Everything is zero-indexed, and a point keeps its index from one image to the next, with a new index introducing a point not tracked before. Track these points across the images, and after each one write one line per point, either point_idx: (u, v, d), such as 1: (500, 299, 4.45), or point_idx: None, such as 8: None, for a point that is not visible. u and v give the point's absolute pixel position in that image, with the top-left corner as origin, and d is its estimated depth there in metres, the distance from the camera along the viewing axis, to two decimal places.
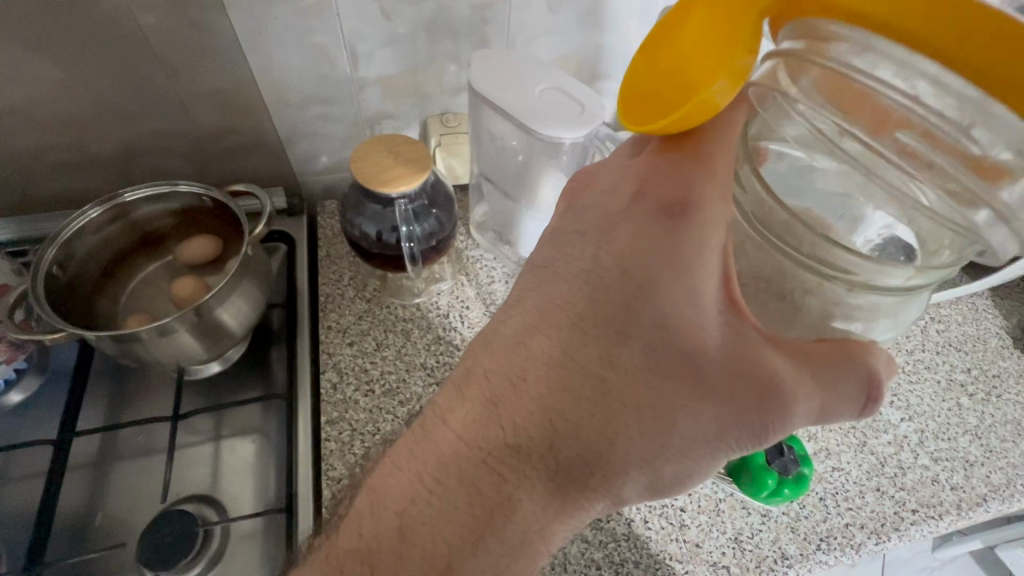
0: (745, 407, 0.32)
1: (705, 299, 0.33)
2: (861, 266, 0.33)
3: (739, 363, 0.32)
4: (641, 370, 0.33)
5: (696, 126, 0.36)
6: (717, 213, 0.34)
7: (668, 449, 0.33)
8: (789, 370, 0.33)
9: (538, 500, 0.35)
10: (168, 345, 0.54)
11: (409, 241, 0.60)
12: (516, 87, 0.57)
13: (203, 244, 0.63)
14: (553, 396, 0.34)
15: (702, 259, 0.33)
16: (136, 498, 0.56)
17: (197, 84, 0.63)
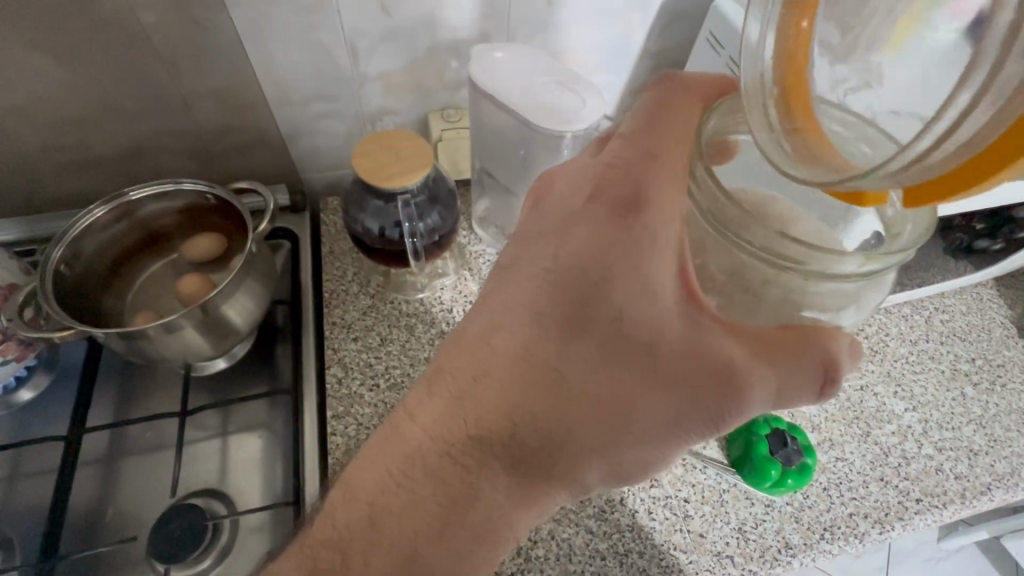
0: (702, 396, 0.33)
1: (662, 290, 0.33)
2: (814, 257, 0.30)
3: (700, 353, 0.33)
4: (610, 364, 0.33)
5: (663, 123, 0.36)
6: (671, 212, 0.33)
7: (623, 437, 0.33)
8: (745, 356, 0.33)
9: (501, 489, 0.35)
10: (174, 342, 0.55)
11: (411, 237, 0.60)
12: (517, 83, 0.57)
13: (208, 240, 0.63)
14: (514, 393, 0.34)
15: (662, 248, 0.33)
16: (147, 492, 0.57)
17: (199, 82, 0.63)
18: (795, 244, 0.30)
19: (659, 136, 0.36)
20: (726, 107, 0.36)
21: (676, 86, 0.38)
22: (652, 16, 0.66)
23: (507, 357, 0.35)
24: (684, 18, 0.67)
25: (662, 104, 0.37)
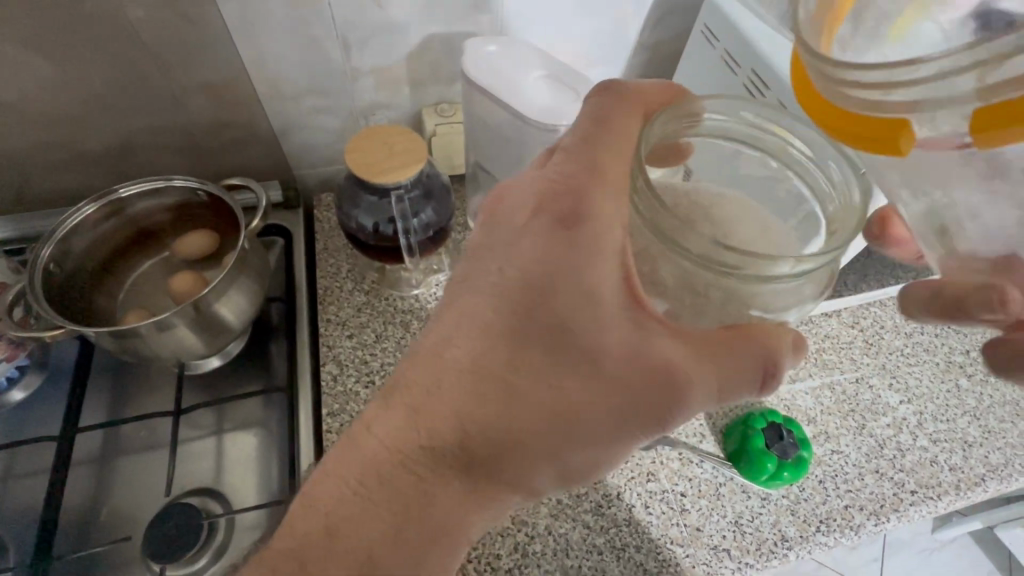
0: (642, 398, 0.32)
1: (605, 297, 0.32)
2: (747, 261, 0.30)
3: (640, 361, 0.32)
4: (565, 370, 0.32)
5: (604, 138, 0.34)
6: (610, 222, 0.32)
7: (563, 443, 0.33)
8: (688, 360, 0.33)
9: (455, 492, 0.35)
10: (166, 340, 0.54)
11: (406, 233, 0.60)
12: (511, 78, 0.57)
13: (199, 237, 0.62)
14: (463, 404, 0.33)
15: (604, 254, 0.32)
16: (141, 491, 0.57)
17: (190, 78, 0.62)
18: (731, 252, 0.30)
19: (612, 135, 0.34)
20: (670, 113, 0.35)
21: (614, 95, 0.36)
22: (647, 8, 0.65)
23: (464, 362, 0.33)
24: (678, 12, 0.66)
25: (601, 115, 0.35)
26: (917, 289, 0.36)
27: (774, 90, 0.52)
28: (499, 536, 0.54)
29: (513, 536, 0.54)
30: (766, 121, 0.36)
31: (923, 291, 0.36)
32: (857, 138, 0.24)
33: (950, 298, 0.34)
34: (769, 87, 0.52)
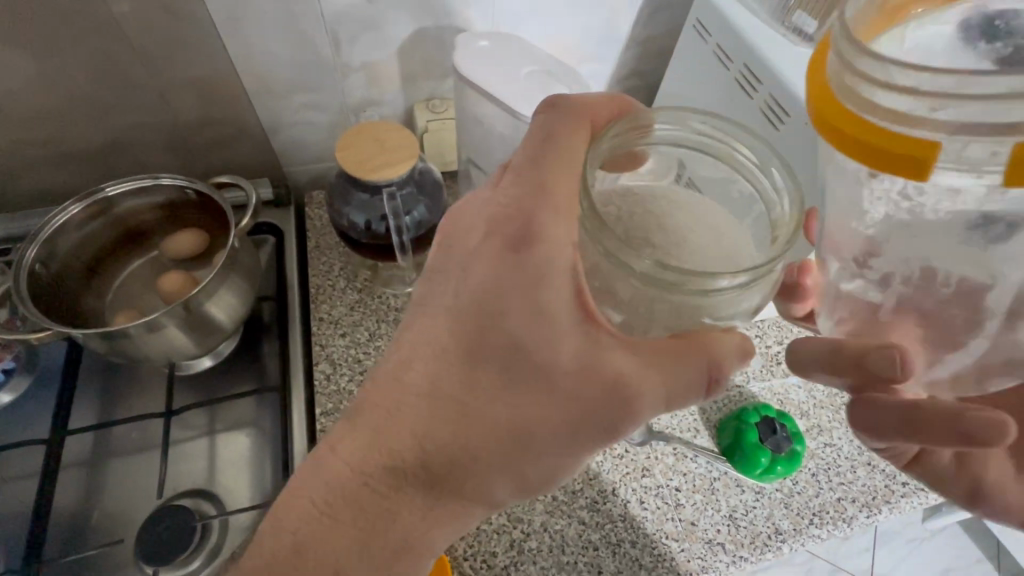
0: (597, 413, 0.32)
1: (557, 313, 0.31)
2: (688, 279, 0.28)
3: (590, 376, 0.32)
4: (524, 389, 0.32)
5: (550, 157, 0.33)
6: (558, 242, 0.32)
7: (524, 457, 0.33)
8: (651, 376, 0.32)
9: (418, 508, 0.35)
10: (156, 341, 0.53)
11: (399, 232, 0.59)
12: (503, 74, 0.56)
13: (188, 237, 0.61)
14: (420, 422, 0.33)
15: (553, 274, 0.31)
16: (134, 493, 0.56)
17: (176, 74, 0.61)
18: (671, 270, 0.28)
19: (559, 157, 0.34)
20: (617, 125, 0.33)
21: (560, 112, 0.35)
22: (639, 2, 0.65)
23: (429, 386, 0.33)
24: (670, 6, 0.66)
25: (546, 134, 0.34)
26: (815, 346, 0.35)
27: (766, 82, 0.52)
28: (494, 534, 0.54)
29: (509, 533, 0.54)
30: (715, 128, 0.35)
31: (823, 350, 0.35)
32: (876, 163, 0.23)
33: (846, 357, 0.33)
34: (761, 81, 0.53)
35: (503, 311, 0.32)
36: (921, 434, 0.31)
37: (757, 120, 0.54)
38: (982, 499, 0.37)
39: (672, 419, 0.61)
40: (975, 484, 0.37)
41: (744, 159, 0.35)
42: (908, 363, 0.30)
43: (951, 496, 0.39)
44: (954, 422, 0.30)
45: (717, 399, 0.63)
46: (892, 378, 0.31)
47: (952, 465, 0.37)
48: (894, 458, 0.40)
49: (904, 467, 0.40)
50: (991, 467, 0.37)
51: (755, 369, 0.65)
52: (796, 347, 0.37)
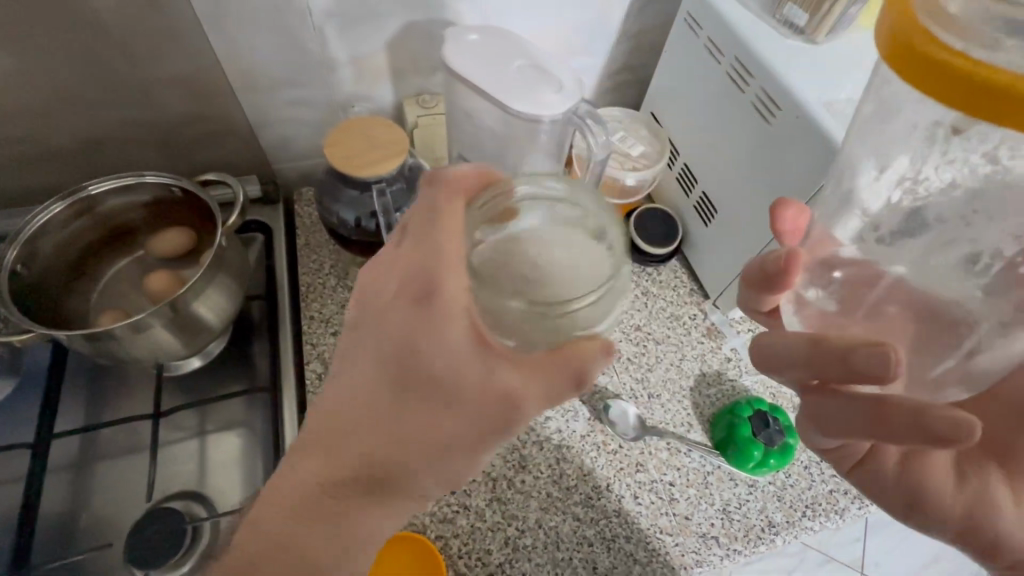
0: (502, 427, 0.32)
1: (455, 338, 0.32)
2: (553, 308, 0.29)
3: (493, 394, 0.32)
4: (429, 409, 0.32)
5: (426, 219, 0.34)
6: (452, 281, 0.32)
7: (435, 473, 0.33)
8: (546, 392, 0.32)
9: (375, 520, 0.34)
10: (144, 342, 0.53)
11: (388, 230, 0.58)
12: (492, 67, 0.55)
13: (175, 236, 0.60)
14: (349, 450, 0.32)
15: (451, 305, 0.32)
16: (122, 497, 0.55)
17: (159, 69, 0.60)
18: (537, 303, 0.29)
19: (435, 198, 0.34)
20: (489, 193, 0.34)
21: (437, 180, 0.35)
22: None
23: (349, 418, 0.33)
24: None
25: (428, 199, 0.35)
26: (785, 348, 0.32)
27: (758, 76, 0.52)
28: (488, 532, 0.53)
29: (503, 530, 0.54)
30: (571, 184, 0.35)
31: (793, 351, 0.32)
32: (950, 97, 0.22)
33: (822, 357, 0.30)
34: (753, 76, 0.53)
35: (408, 345, 0.32)
36: (883, 433, 0.28)
37: (749, 114, 0.54)
38: (920, 509, 0.35)
39: (665, 414, 0.61)
40: (914, 492, 0.35)
41: (593, 197, 0.35)
42: (892, 365, 0.26)
43: (891, 505, 0.37)
44: (918, 420, 0.26)
45: (710, 393, 0.63)
46: (872, 377, 0.27)
47: (896, 471, 0.36)
48: (837, 461, 0.38)
49: (846, 472, 0.38)
50: (935, 477, 0.35)
51: (747, 363, 0.65)
52: (765, 348, 0.34)
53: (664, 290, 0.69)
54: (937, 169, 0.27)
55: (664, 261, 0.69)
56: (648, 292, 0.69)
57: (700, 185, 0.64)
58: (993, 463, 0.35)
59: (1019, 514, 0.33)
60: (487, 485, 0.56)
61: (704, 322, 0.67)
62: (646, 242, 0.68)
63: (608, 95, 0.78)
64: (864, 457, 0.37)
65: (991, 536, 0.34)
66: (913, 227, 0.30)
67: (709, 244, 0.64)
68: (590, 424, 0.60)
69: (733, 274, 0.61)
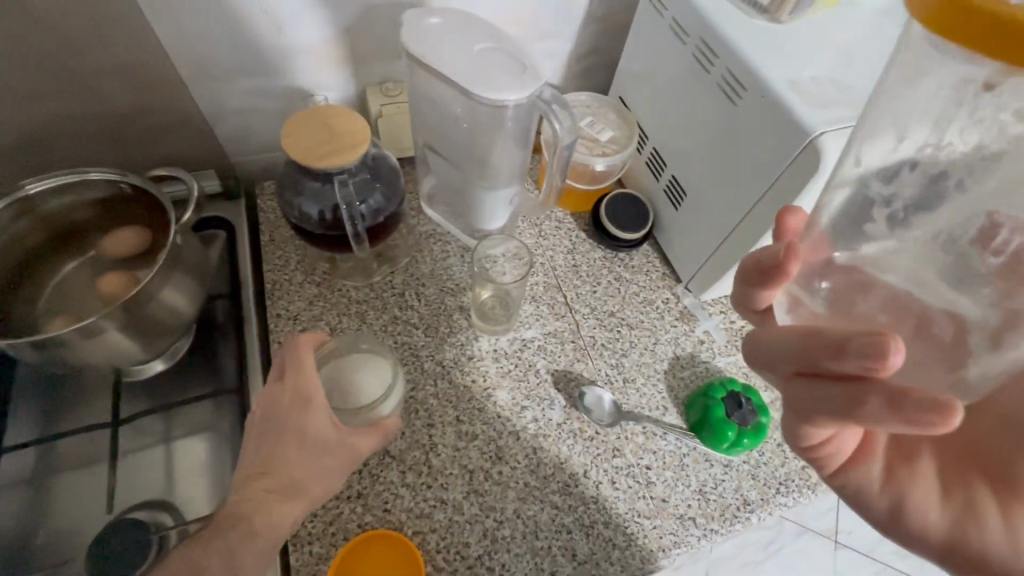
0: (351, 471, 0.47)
1: (319, 420, 0.46)
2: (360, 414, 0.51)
3: (346, 449, 0.47)
4: (308, 456, 0.45)
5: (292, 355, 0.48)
6: (314, 387, 0.47)
7: (314, 490, 0.45)
8: (377, 446, 0.48)
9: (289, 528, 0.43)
10: (97, 347, 0.50)
11: (353, 220, 0.56)
12: (454, 49, 0.53)
13: (127, 235, 0.58)
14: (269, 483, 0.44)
15: (314, 402, 0.46)
16: (83, 509, 0.53)
17: (100, 60, 0.56)
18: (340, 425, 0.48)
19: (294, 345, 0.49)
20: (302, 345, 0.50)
21: (294, 340, 0.50)
22: None
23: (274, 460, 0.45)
24: None
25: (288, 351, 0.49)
26: (783, 339, 0.31)
27: (722, 57, 0.52)
28: (467, 524, 0.53)
29: (481, 522, 0.53)
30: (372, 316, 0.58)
31: (787, 341, 0.31)
32: None
33: (817, 346, 0.29)
34: (717, 56, 0.52)
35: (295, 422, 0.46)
36: (861, 416, 0.27)
37: (714, 96, 0.54)
38: (903, 522, 0.34)
39: (640, 399, 0.61)
40: (895, 502, 0.34)
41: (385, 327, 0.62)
42: (889, 356, 0.25)
43: (874, 519, 0.36)
44: (896, 406, 0.26)
45: (684, 375, 0.63)
46: (868, 369, 0.26)
47: (884, 485, 0.34)
48: (819, 469, 0.36)
49: (829, 480, 0.37)
50: (919, 490, 0.34)
51: (720, 345, 0.65)
52: (762, 341, 0.33)
53: (636, 275, 0.69)
54: (962, 133, 0.25)
55: (636, 246, 0.69)
56: (621, 278, 0.68)
57: (669, 169, 0.64)
58: (979, 476, 0.34)
59: (1007, 533, 0.32)
60: (464, 478, 0.55)
61: (677, 306, 0.67)
62: (617, 227, 0.68)
63: (575, 80, 0.77)
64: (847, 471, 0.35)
65: (975, 549, 0.33)
66: (908, 194, 0.27)
67: (678, 227, 0.65)
68: (566, 412, 0.59)
69: (706, 254, 0.61)
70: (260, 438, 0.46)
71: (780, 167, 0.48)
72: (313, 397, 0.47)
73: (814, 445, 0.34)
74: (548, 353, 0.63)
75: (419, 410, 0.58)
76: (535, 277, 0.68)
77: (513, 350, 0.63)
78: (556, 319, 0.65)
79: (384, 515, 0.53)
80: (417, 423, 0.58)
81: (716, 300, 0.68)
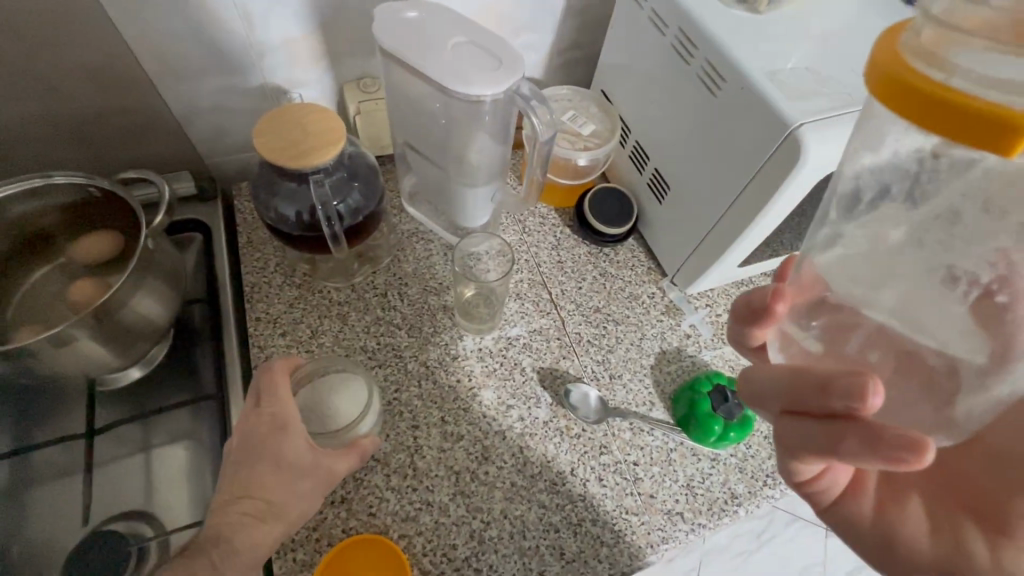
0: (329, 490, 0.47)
1: (295, 443, 0.46)
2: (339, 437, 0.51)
3: (323, 471, 0.46)
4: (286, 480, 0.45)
5: (267, 381, 0.49)
6: (289, 411, 0.47)
7: (294, 505, 0.45)
8: (354, 466, 0.48)
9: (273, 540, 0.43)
10: (68, 357, 0.49)
11: (329, 221, 0.55)
12: (430, 43, 0.52)
13: (97, 241, 0.57)
14: (249, 501, 0.43)
15: (289, 426, 0.47)
16: (60, 521, 0.52)
17: (62, 60, 0.54)
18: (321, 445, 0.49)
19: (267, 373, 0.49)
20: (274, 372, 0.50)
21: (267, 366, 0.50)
22: None
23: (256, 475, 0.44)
24: None
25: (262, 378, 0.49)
26: (767, 376, 0.32)
27: (702, 48, 0.51)
28: (453, 526, 0.52)
29: (468, 523, 0.53)
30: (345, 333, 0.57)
31: (772, 381, 0.31)
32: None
33: (801, 388, 0.30)
34: (697, 47, 0.51)
35: (273, 442, 0.46)
36: (848, 450, 0.28)
37: (695, 88, 0.53)
38: (894, 554, 0.34)
39: (627, 395, 0.61)
40: (885, 539, 0.35)
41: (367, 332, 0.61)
42: (869, 397, 0.26)
43: (866, 553, 0.36)
44: (873, 446, 0.27)
45: (670, 370, 0.63)
46: (850, 409, 0.27)
47: (872, 517, 0.35)
48: (814, 499, 0.37)
49: (821, 511, 0.37)
50: (908, 527, 0.34)
51: (706, 338, 0.65)
52: (749, 377, 0.34)
53: (621, 269, 0.68)
54: None
55: (621, 241, 0.68)
56: (606, 274, 0.68)
57: (652, 162, 0.63)
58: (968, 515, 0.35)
59: (994, 565, 0.32)
60: (450, 479, 0.54)
61: (663, 300, 0.67)
62: (600, 222, 0.67)
63: (556, 73, 0.76)
64: (838, 501, 0.36)
65: None
66: (889, 185, 0.26)
67: (662, 220, 0.64)
68: (552, 411, 0.59)
69: (688, 250, 0.61)
70: (236, 463, 0.45)
71: (761, 159, 0.47)
72: (289, 420, 0.47)
73: (808, 479, 0.35)
74: (533, 351, 0.62)
75: (403, 411, 0.58)
76: (519, 274, 0.68)
77: (498, 348, 0.62)
78: (541, 316, 0.65)
79: (369, 520, 0.52)
80: (401, 425, 0.57)
81: (701, 294, 0.68)
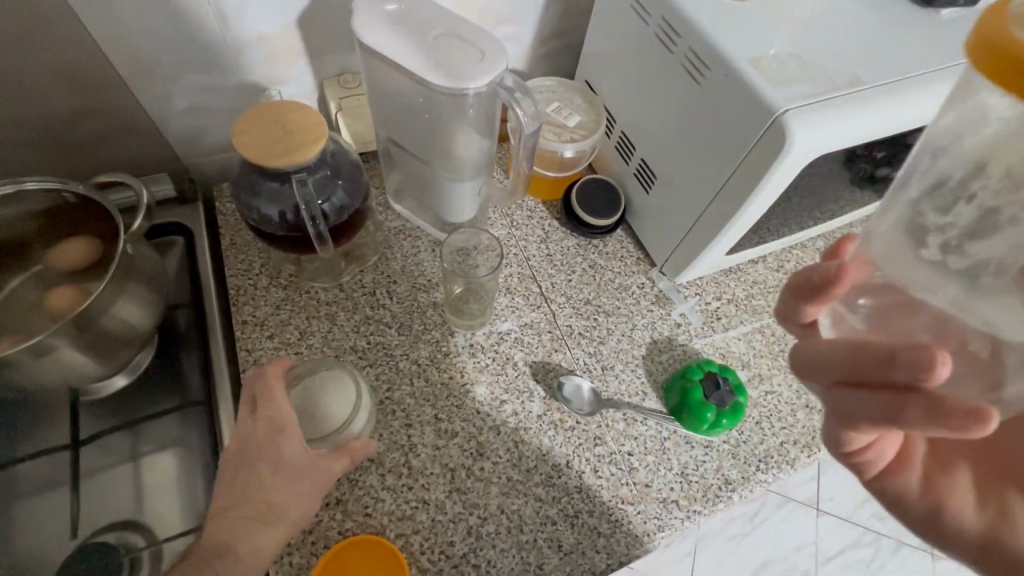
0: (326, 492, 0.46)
1: (291, 447, 0.45)
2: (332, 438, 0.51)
3: (320, 473, 0.46)
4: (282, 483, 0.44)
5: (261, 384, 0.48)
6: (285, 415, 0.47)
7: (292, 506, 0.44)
8: (348, 467, 0.48)
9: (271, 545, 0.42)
10: (49, 367, 0.48)
11: (313, 220, 0.54)
12: (412, 37, 0.51)
13: (75, 247, 0.55)
14: (245, 506, 0.43)
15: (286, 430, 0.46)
16: (48, 536, 0.51)
17: (30, 63, 0.52)
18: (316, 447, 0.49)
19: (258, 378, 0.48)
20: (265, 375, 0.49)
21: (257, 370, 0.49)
22: None
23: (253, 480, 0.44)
24: None
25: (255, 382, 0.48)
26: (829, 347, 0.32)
27: (686, 36, 0.51)
28: (450, 523, 0.52)
29: (466, 520, 0.52)
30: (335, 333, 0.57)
31: (830, 352, 0.31)
32: None
33: (862, 357, 0.29)
34: (681, 35, 0.51)
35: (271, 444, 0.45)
36: (910, 420, 0.28)
37: (680, 77, 0.53)
38: (942, 525, 0.35)
39: (620, 385, 0.61)
40: (934, 509, 0.36)
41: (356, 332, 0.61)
42: (937, 368, 0.25)
43: (910, 523, 0.37)
44: (934, 414, 0.27)
45: (662, 359, 0.63)
46: (914, 380, 0.26)
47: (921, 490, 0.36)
48: (859, 471, 0.37)
49: (867, 481, 0.37)
50: (958, 497, 0.35)
51: (696, 327, 0.65)
52: (805, 347, 0.34)
53: (611, 260, 0.68)
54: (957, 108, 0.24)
55: (610, 231, 0.68)
56: (595, 265, 0.68)
57: (638, 152, 0.63)
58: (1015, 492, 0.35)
59: None
60: (446, 476, 0.54)
61: (653, 290, 0.67)
62: (588, 213, 0.67)
63: (539, 65, 0.76)
64: (887, 473, 0.36)
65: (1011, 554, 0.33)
66: None
67: (649, 210, 0.64)
68: (546, 404, 0.59)
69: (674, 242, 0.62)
70: (230, 469, 0.45)
71: (747, 146, 0.47)
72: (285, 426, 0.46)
73: (856, 451, 0.34)
74: (525, 345, 0.62)
75: (396, 410, 0.57)
76: (508, 268, 0.67)
77: (490, 343, 0.62)
78: (532, 309, 0.64)
79: (365, 520, 0.52)
80: (394, 424, 0.56)
81: (690, 283, 0.68)
